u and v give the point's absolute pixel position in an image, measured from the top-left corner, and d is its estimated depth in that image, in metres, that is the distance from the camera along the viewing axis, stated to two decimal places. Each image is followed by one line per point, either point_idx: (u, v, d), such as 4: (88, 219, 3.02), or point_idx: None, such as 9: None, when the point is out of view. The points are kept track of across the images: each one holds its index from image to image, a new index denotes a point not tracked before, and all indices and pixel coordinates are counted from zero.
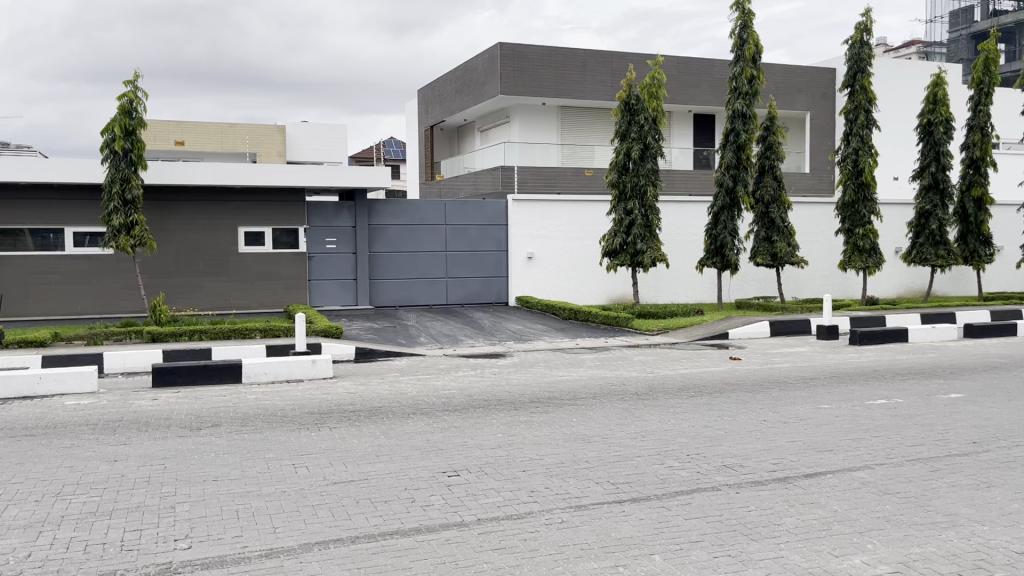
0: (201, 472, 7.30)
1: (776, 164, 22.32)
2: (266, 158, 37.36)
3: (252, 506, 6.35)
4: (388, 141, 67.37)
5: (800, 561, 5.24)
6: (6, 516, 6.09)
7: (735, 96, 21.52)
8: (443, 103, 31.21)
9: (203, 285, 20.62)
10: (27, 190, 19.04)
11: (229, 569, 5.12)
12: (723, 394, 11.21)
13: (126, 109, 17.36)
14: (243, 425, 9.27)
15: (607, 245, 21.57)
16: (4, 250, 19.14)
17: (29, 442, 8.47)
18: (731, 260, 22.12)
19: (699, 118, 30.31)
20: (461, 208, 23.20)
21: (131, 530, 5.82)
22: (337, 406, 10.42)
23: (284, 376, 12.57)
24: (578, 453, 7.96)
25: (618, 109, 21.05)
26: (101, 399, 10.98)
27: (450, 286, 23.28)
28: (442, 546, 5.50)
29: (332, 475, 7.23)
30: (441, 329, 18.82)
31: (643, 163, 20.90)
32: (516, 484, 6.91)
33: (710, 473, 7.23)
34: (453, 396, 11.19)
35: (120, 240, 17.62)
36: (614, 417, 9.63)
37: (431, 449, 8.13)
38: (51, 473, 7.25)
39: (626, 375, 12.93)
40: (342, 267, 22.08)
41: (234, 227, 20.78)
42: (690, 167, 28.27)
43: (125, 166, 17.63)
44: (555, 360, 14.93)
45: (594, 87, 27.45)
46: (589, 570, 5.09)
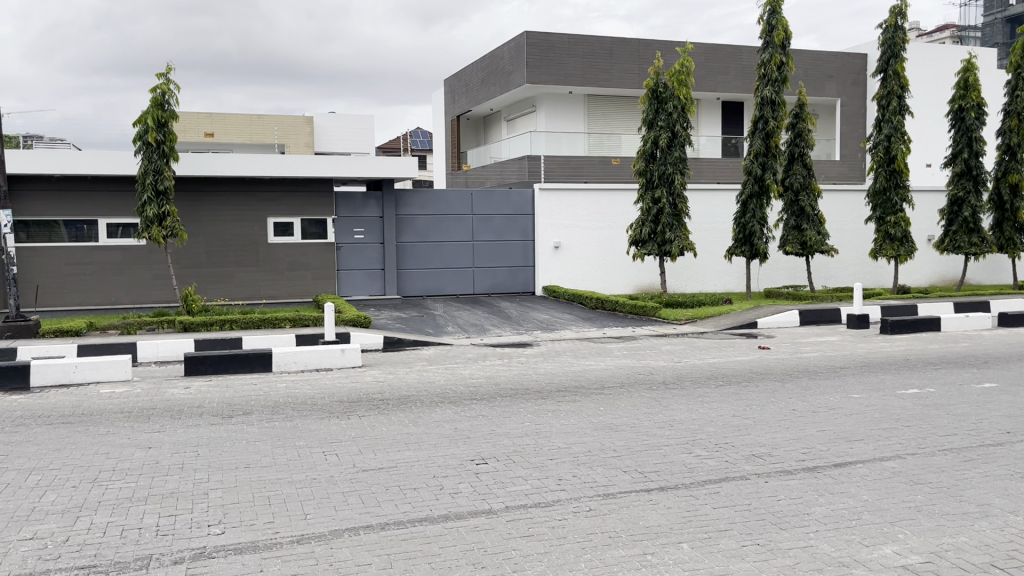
0: (233, 460, 7.40)
1: (806, 151, 22.07)
2: (294, 150, 37.59)
3: (282, 493, 6.44)
4: (415, 131, 67.83)
5: (830, 551, 5.21)
6: (45, 502, 6.22)
7: (764, 82, 21.29)
8: (470, 93, 31.23)
9: (233, 276, 20.85)
10: (61, 183, 19.36)
11: (262, 554, 5.20)
12: (751, 383, 11.14)
13: (159, 101, 17.51)
14: (274, 413, 9.38)
15: (634, 234, 21.51)
16: (39, 241, 19.47)
17: (67, 429, 8.65)
18: (760, 248, 21.96)
19: (728, 106, 30.05)
20: (488, 198, 23.23)
21: (166, 516, 5.92)
22: (366, 395, 10.51)
23: (314, 365, 12.69)
24: (605, 442, 7.97)
25: (646, 97, 20.92)
26: (135, 387, 11.18)
27: (477, 276, 23.34)
28: (471, 533, 5.54)
29: (361, 462, 7.31)
30: (468, 319, 18.90)
31: (671, 150, 20.73)
32: (544, 472, 6.94)
33: (738, 463, 7.21)
34: (480, 385, 11.26)
35: (152, 231, 17.86)
36: (641, 407, 9.62)
37: (459, 437, 8.19)
38: (88, 459, 7.39)
39: (653, 364, 12.91)
40: (370, 258, 22.23)
41: (264, 219, 20.98)
42: (719, 156, 28.04)
43: (157, 157, 17.84)
44: (582, 349, 14.93)
45: (621, 76, 27.32)
46: (617, 558, 5.11)
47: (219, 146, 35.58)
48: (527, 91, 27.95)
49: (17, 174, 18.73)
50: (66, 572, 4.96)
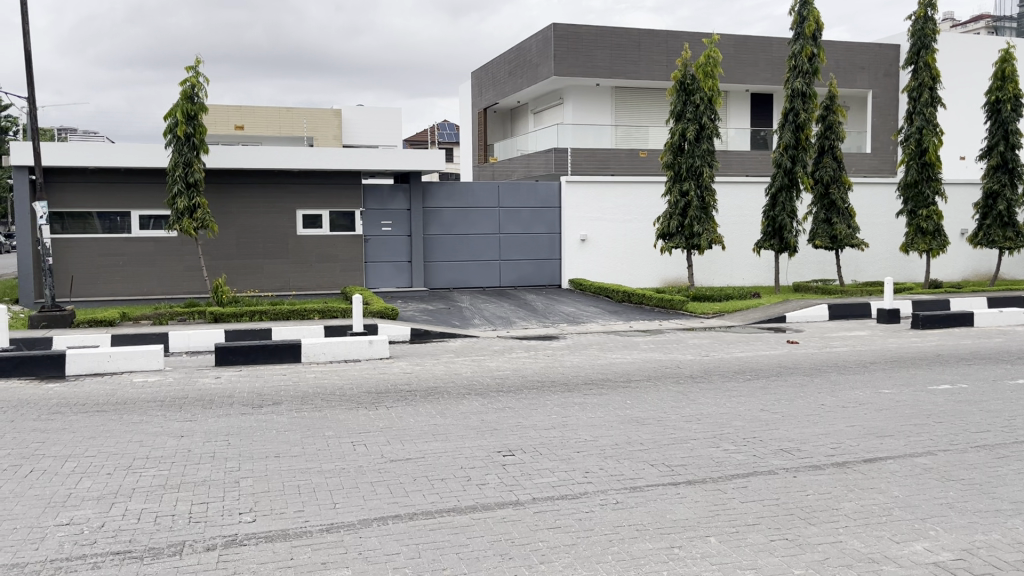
0: (264, 449, 7.49)
1: (836, 144, 21.81)
2: (323, 143, 37.63)
3: (312, 482, 6.51)
4: (442, 124, 67.97)
5: (860, 547, 5.18)
6: (81, 488, 6.35)
7: (794, 75, 21.04)
8: (497, 86, 31.20)
9: (263, 267, 21.04)
10: (95, 175, 19.66)
11: (292, 543, 5.26)
12: (779, 377, 11.08)
13: (188, 95, 17.68)
14: (304, 404, 9.48)
15: (662, 227, 21.42)
16: (73, 233, 19.78)
17: (101, 417, 8.80)
18: (789, 242, 21.79)
19: (757, 98, 29.77)
20: (515, 191, 23.19)
21: (198, 503, 6.02)
22: (394, 386, 10.59)
23: (342, 356, 12.79)
24: (632, 435, 7.97)
25: (673, 89, 20.79)
26: (167, 377, 11.35)
27: (503, 268, 23.38)
28: (498, 524, 5.57)
29: (389, 452, 7.37)
30: (495, 311, 18.96)
31: (698, 143, 20.58)
32: (571, 465, 6.95)
33: (767, 457, 7.17)
34: (507, 377, 11.29)
35: (183, 223, 18.09)
36: (669, 400, 9.61)
37: (486, 429, 8.23)
38: (122, 447, 7.52)
39: (681, 358, 12.86)
40: (397, 250, 22.35)
41: (293, 211, 21.14)
42: (748, 148, 27.78)
43: (187, 150, 18.02)
44: (609, 342, 14.91)
45: (649, 68, 27.16)
46: (645, 551, 5.11)
47: (249, 139, 35.57)
48: (554, 83, 27.87)
49: (52, 167, 19.05)
50: (102, 556, 5.05)
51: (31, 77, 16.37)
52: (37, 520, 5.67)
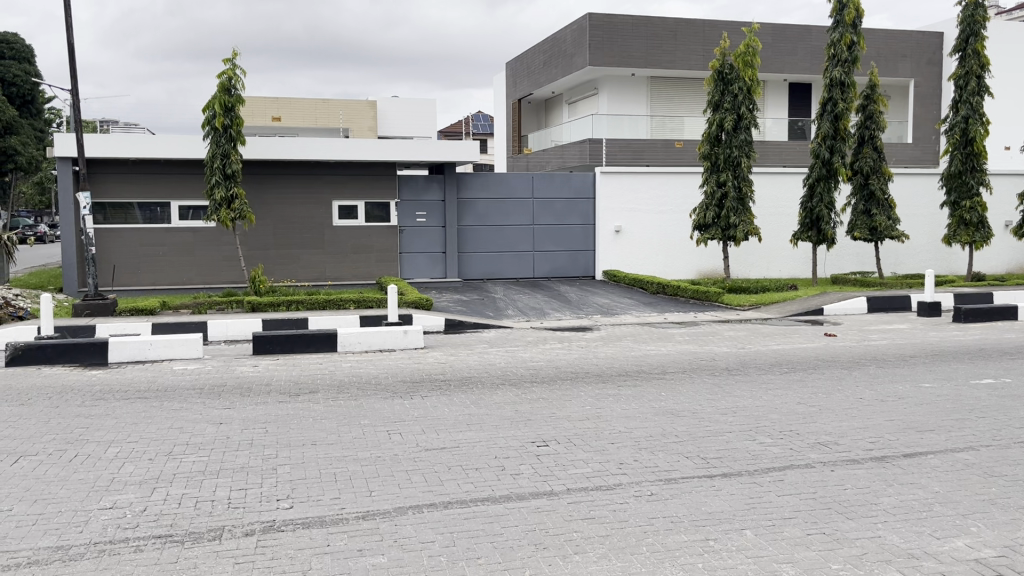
0: (301, 437, 7.58)
1: (877, 134, 21.43)
2: (358, 134, 37.47)
3: (348, 470, 6.58)
4: (476, 115, 68.08)
5: (899, 542, 5.11)
6: (123, 473, 6.48)
7: (834, 63, 20.71)
8: (532, 76, 31.12)
9: (299, 257, 21.25)
10: (136, 166, 19.99)
11: (330, 529, 5.33)
12: (816, 370, 10.94)
13: (226, 87, 17.87)
14: (340, 392, 9.58)
15: (698, 218, 21.22)
16: (114, 223, 20.13)
17: (142, 404, 8.97)
18: (827, 233, 21.45)
19: (796, 87, 29.36)
20: (549, 181, 23.12)
21: (237, 489, 6.11)
22: (428, 375, 10.67)
23: (377, 346, 12.87)
24: (667, 427, 7.93)
25: (711, 79, 20.58)
26: (207, 365, 11.54)
27: (537, 259, 23.35)
28: (532, 514, 5.58)
29: (424, 441, 7.41)
30: (529, 302, 18.95)
31: (736, 133, 20.35)
32: (605, 456, 6.94)
33: (804, 450, 7.10)
34: (541, 367, 11.30)
35: (221, 214, 18.34)
36: (704, 392, 9.55)
37: (520, 419, 8.25)
38: (163, 433, 7.66)
39: (716, 350, 12.77)
40: (431, 241, 22.43)
41: (329, 202, 21.32)
42: (785, 139, 27.42)
43: (225, 141, 18.23)
44: (643, 334, 14.84)
45: (685, 57, 26.90)
46: (679, 543, 5.09)
47: (287, 130, 35.60)
48: (590, 74, 27.73)
49: (94, 158, 19.41)
50: (145, 540, 5.16)
51: (75, 69, 16.67)
52: (81, 503, 5.80)
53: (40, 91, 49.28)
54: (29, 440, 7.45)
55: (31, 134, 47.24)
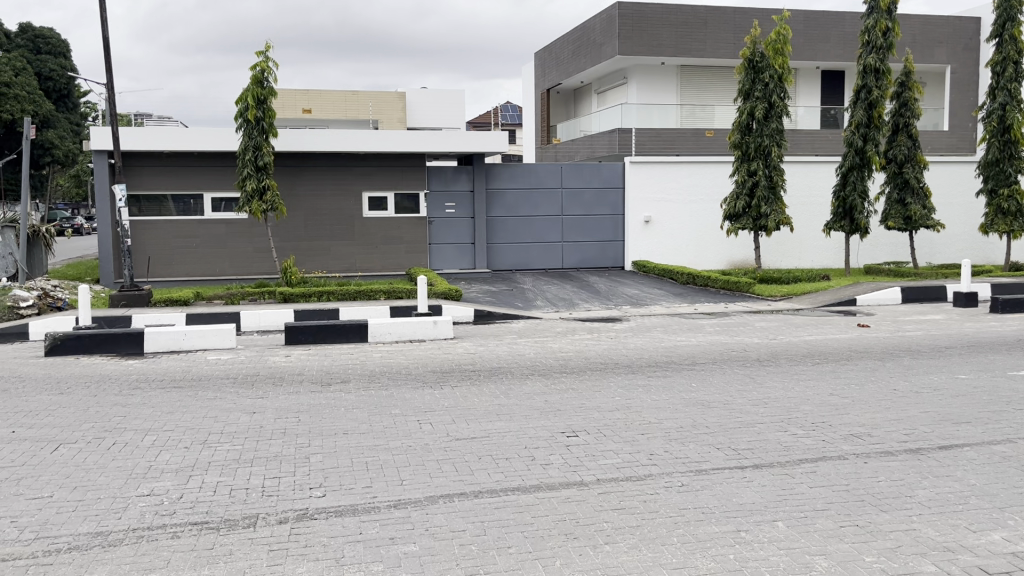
0: (333, 426, 7.66)
1: (912, 122, 21.08)
2: (387, 125, 37.55)
3: (379, 459, 6.63)
4: (505, 106, 68.05)
5: (934, 535, 5.05)
6: (159, 461, 6.60)
7: (868, 50, 20.40)
8: (561, 66, 30.99)
9: (330, 249, 21.40)
10: (170, 158, 20.25)
11: (361, 518, 5.38)
12: (849, 362, 10.82)
13: (258, 79, 18.01)
14: (371, 382, 9.67)
15: (729, 208, 21.04)
16: (149, 215, 20.42)
17: (178, 393, 9.11)
18: (861, 223, 21.14)
19: (829, 75, 28.96)
20: (578, 172, 23.04)
21: (270, 478, 6.20)
22: (458, 366, 10.72)
23: (407, 336, 12.93)
24: (697, 418, 7.90)
25: (741, 67, 20.37)
26: (240, 355, 11.68)
27: (567, 250, 23.30)
28: (563, 504, 5.60)
29: (454, 431, 7.45)
30: (558, 293, 18.94)
31: (767, 122, 20.14)
32: (635, 447, 6.93)
33: (837, 442, 7.03)
34: (570, 358, 11.31)
35: (253, 206, 18.52)
36: (735, 383, 9.50)
37: (550, 409, 8.25)
38: (198, 422, 7.77)
39: (747, 341, 12.69)
40: (460, 232, 22.48)
41: (359, 193, 21.44)
42: (817, 127, 27.06)
43: (257, 134, 18.39)
44: (673, 325, 14.78)
45: (716, 45, 26.64)
46: (710, 534, 5.08)
47: (317, 123, 35.69)
48: (619, 63, 27.54)
49: (129, 151, 19.70)
50: (181, 526, 5.25)
51: (110, 63, 16.91)
52: (120, 490, 5.92)
53: (76, 85, 50.00)
54: (68, 428, 7.60)
55: (67, 127, 47.94)
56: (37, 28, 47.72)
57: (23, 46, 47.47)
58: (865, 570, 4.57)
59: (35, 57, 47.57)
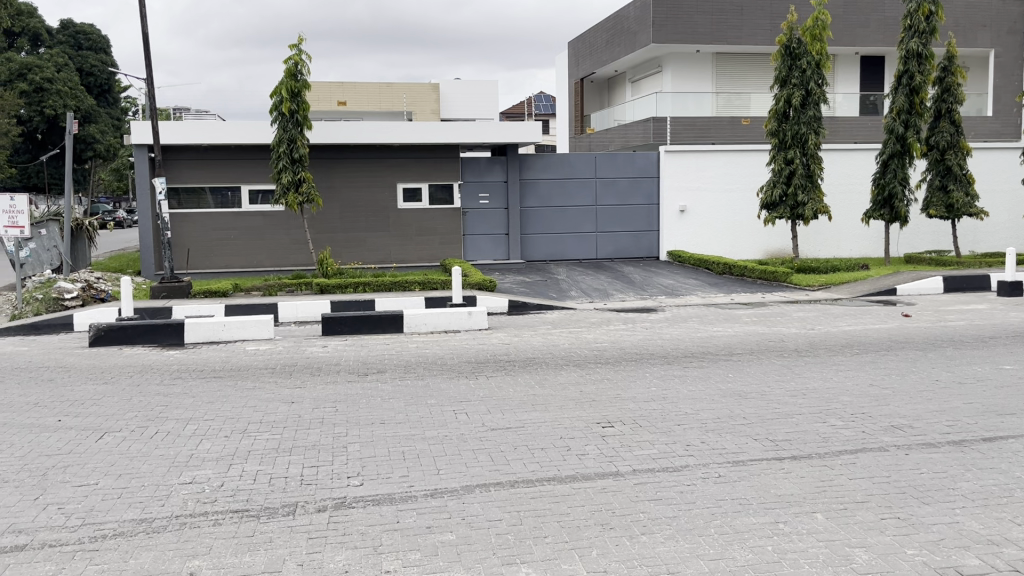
0: (370, 416, 7.73)
1: (954, 107, 20.62)
2: (421, 116, 37.51)
3: (416, 449, 6.68)
4: (538, 97, 67.92)
5: (978, 528, 4.97)
6: (200, 449, 6.71)
7: (910, 35, 20.00)
8: (594, 55, 30.82)
9: (366, 240, 21.55)
10: (207, 151, 20.51)
11: (398, 506, 5.43)
12: (890, 352, 10.65)
13: (292, 72, 18.14)
14: (406, 372, 9.75)
15: (765, 197, 20.78)
16: (188, 207, 20.71)
17: (218, 382, 9.27)
18: (901, 211, 20.75)
19: (868, 60, 28.45)
20: (612, 161, 22.91)
21: (309, 466, 6.28)
22: (493, 356, 10.75)
23: (442, 327, 12.99)
24: (734, 409, 7.84)
25: (778, 54, 20.10)
26: (278, 346, 11.82)
27: (601, 240, 23.19)
28: (599, 495, 5.59)
29: (490, 421, 7.47)
30: (592, 284, 18.89)
31: (804, 110, 19.85)
32: (671, 437, 6.90)
33: (877, 434, 6.94)
34: (605, 348, 11.29)
35: (289, 198, 18.70)
36: (773, 373, 9.42)
37: (585, 400, 8.25)
38: (238, 412, 7.89)
39: (785, 331, 12.55)
40: (494, 222, 22.48)
41: (393, 184, 21.55)
42: (857, 114, 26.59)
43: (292, 126, 18.54)
44: (709, 315, 14.66)
45: (752, 32, 26.28)
46: (748, 525, 5.05)
47: (352, 115, 35.71)
48: (654, 51, 27.31)
49: (169, 145, 20.00)
50: (222, 514, 5.34)
51: (149, 59, 17.15)
52: (162, 478, 6.04)
53: (116, 80, 50.91)
54: (112, 417, 7.76)
55: (109, 122, 48.83)
56: (78, 24, 48.81)
57: (65, 43, 48.51)
58: (907, 563, 4.51)
59: (76, 54, 48.56)
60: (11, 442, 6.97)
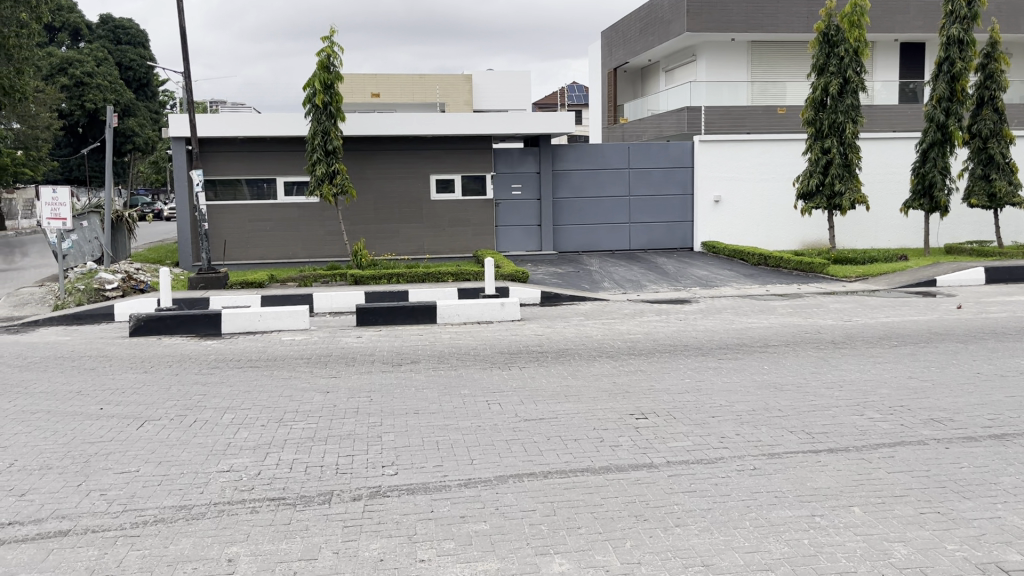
0: (404, 405, 7.78)
1: (997, 94, 20.15)
2: (454, 108, 37.49)
3: (450, 438, 6.72)
4: (571, 87, 67.79)
5: (1021, 523, 4.87)
6: (238, 438, 6.80)
7: (951, 21, 19.59)
8: (628, 44, 30.60)
9: (399, 231, 21.66)
10: (244, 143, 20.74)
11: (431, 496, 5.46)
12: (930, 344, 10.46)
13: (325, 64, 18.24)
14: (440, 362, 9.80)
15: (802, 186, 20.51)
16: (225, 199, 20.96)
17: (254, 372, 9.41)
18: (941, 201, 20.34)
19: (907, 48, 27.92)
20: (646, 151, 22.75)
21: (344, 455, 6.34)
22: (526, 347, 10.77)
23: (475, 317, 13.03)
24: (770, 401, 7.78)
25: (816, 41, 19.79)
26: (313, 336, 11.95)
27: (634, 231, 23.06)
28: (632, 486, 5.58)
29: (523, 412, 7.49)
30: (625, 274, 18.82)
31: (842, 98, 19.53)
32: (706, 429, 6.85)
33: (916, 427, 6.83)
34: (638, 339, 11.24)
35: (323, 189, 18.85)
36: (809, 365, 9.32)
37: (618, 391, 8.23)
38: (274, 401, 7.99)
39: (822, 323, 12.40)
40: (527, 213, 22.45)
41: (426, 175, 21.62)
42: (895, 102, 26.10)
43: (325, 118, 18.66)
44: (744, 306, 14.54)
45: (788, 20, 25.89)
46: (784, 518, 5.00)
47: (386, 107, 35.83)
48: (688, 40, 27.04)
49: (206, 137, 20.24)
50: (259, 502, 5.42)
51: (186, 52, 17.36)
52: (201, 466, 6.13)
53: (154, 75, 51.57)
54: (152, 406, 7.90)
55: (148, 115, 49.58)
56: (115, 19, 49.66)
57: (104, 37, 49.44)
58: (947, 558, 4.44)
59: (115, 48, 49.45)
60: (55, 429, 7.13)
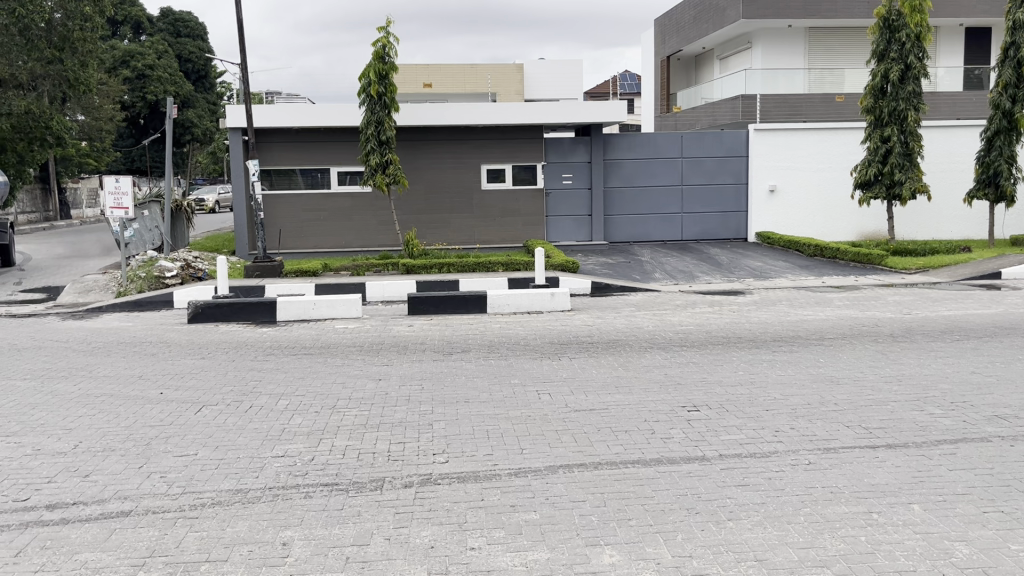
0: (454, 394, 7.82)
1: None
2: (505, 97, 37.39)
3: (500, 428, 6.74)
4: (623, 77, 67.35)
5: None
6: (292, 424, 6.91)
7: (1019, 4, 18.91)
8: (682, 32, 30.16)
9: (450, 220, 21.77)
10: (299, 133, 21.03)
11: (481, 484, 5.49)
12: (993, 339, 10.15)
13: (380, 55, 18.35)
14: (490, 351, 9.82)
15: (860, 175, 20.03)
16: (280, 189, 21.29)
17: (308, 359, 9.56)
18: (1006, 190, 19.67)
19: (973, 33, 27.04)
20: (699, 140, 22.46)
21: (396, 443, 6.40)
22: (576, 337, 10.74)
23: (525, 307, 13.03)
24: (826, 394, 7.63)
25: (876, 26, 19.29)
26: (365, 324, 12.08)
27: (686, 221, 22.80)
28: (684, 479, 5.53)
29: (573, 402, 7.47)
30: (677, 265, 18.62)
31: (903, 85, 19.01)
32: (759, 423, 6.75)
33: (979, 423, 6.63)
34: (690, 331, 11.12)
35: (377, 179, 19.00)
36: (866, 359, 9.11)
37: (670, 383, 8.15)
38: (327, 388, 8.10)
39: (880, 316, 12.12)
40: (578, 203, 22.35)
41: (477, 165, 21.66)
42: (960, 89, 25.32)
43: (380, 108, 18.81)
44: (800, 298, 14.28)
45: (848, 6, 25.24)
46: (839, 514, 4.91)
47: (437, 97, 35.92)
48: (744, 27, 26.56)
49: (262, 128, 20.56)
50: (313, 487, 5.50)
51: (244, 44, 17.64)
52: (257, 450, 6.25)
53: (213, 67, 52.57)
54: (210, 391, 8.08)
55: (206, 107, 50.61)
56: (175, 12, 50.70)
57: (165, 30, 50.50)
58: (1011, 559, 4.31)
59: (175, 40, 50.56)
60: (117, 412, 7.34)
